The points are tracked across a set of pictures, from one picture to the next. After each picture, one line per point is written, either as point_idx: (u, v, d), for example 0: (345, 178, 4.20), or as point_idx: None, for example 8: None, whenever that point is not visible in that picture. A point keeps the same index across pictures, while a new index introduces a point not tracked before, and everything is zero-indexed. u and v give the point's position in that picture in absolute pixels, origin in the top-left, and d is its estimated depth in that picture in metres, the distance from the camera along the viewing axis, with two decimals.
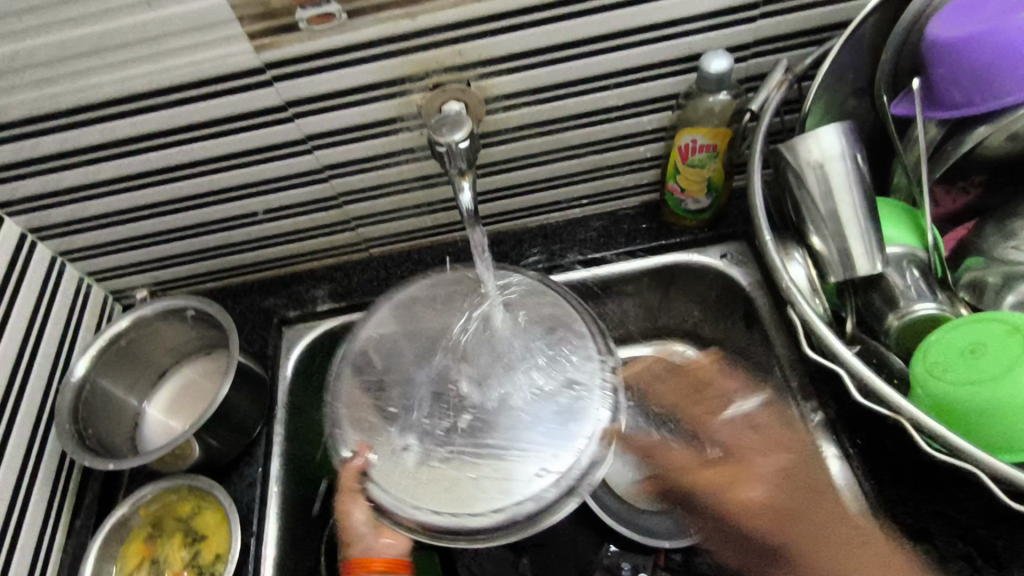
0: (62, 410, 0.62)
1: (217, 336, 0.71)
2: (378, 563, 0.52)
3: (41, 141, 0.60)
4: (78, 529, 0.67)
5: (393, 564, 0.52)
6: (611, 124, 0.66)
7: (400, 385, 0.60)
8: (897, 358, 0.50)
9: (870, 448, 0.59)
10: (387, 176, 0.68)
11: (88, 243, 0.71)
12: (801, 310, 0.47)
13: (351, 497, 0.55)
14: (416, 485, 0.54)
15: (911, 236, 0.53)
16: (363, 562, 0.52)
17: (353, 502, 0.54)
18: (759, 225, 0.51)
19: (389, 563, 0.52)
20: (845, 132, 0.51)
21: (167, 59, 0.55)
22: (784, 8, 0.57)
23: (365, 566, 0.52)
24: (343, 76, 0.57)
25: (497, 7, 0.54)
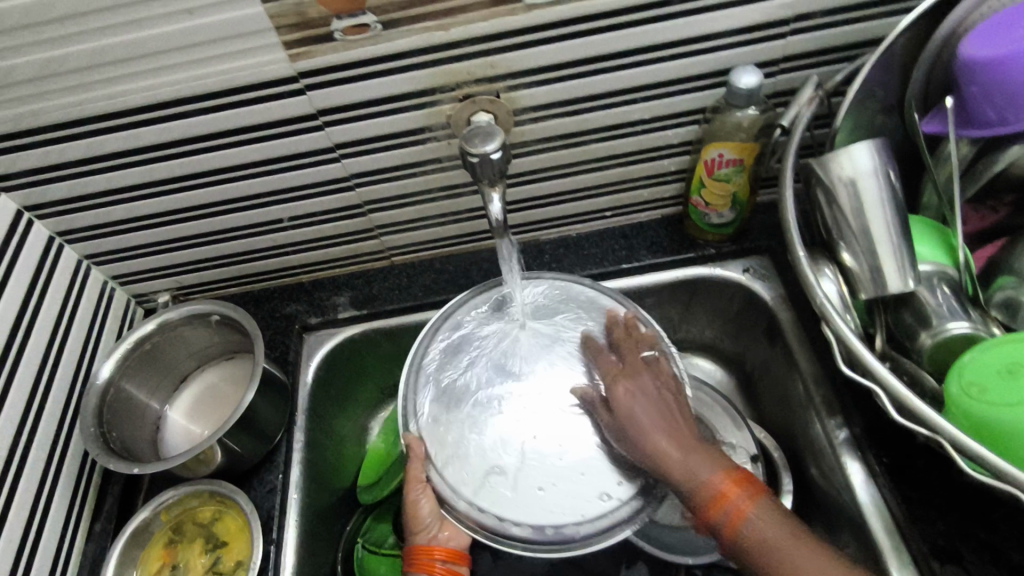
0: (87, 413, 0.62)
1: (241, 341, 0.72)
2: (441, 551, 0.58)
3: (74, 145, 0.60)
4: (98, 532, 0.67)
5: (454, 554, 0.59)
6: (636, 138, 0.66)
7: (472, 386, 0.60)
8: (930, 378, 0.50)
9: (897, 466, 0.58)
10: (413, 186, 0.69)
11: (114, 246, 0.72)
12: (837, 328, 0.47)
13: (418, 486, 0.58)
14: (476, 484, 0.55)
15: (942, 253, 0.53)
16: (427, 550, 0.58)
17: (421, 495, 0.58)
18: (791, 240, 0.51)
19: (450, 553, 0.59)
20: (877, 150, 0.51)
21: (202, 67, 0.55)
22: (815, 24, 0.57)
23: (429, 554, 0.58)
24: (374, 86, 0.58)
25: (530, 20, 0.54)
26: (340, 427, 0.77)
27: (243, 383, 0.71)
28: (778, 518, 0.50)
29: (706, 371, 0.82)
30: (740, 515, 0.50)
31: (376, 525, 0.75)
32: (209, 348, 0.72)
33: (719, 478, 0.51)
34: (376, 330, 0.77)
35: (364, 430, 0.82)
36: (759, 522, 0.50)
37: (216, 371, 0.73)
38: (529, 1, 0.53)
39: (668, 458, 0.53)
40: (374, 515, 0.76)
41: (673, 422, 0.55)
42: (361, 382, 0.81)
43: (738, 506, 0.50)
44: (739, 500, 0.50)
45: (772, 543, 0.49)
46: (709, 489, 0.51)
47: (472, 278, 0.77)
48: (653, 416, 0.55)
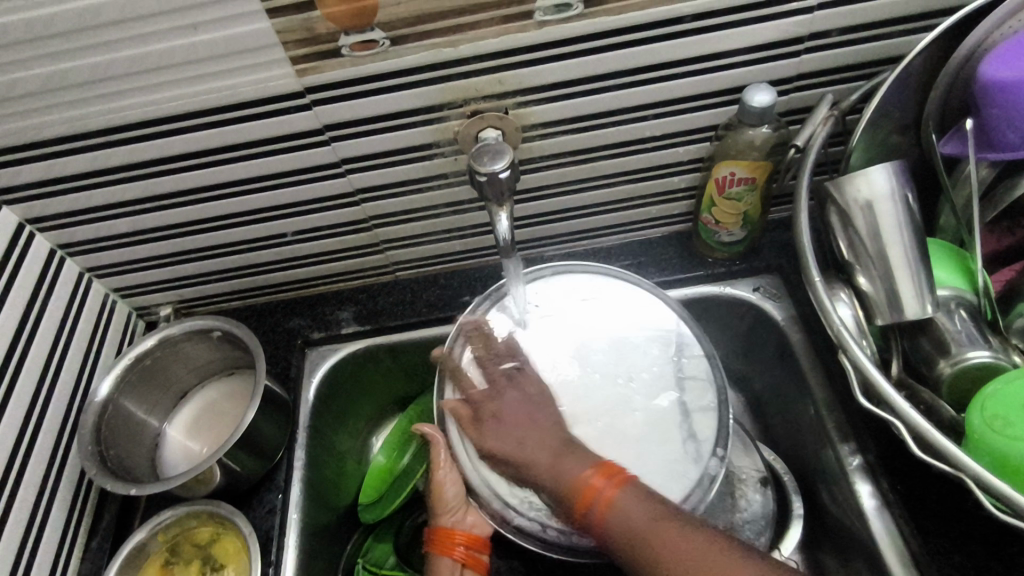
0: (84, 431, 0.61)
1: (243, 357, 0.71)
2: (461, 535, 0.62)
3: (78, 158, 0.60)
4: (93, 551, 0.66)
5: (474, 539, 0.62)
6: (646, 155, 0.65)
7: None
8: (947, 406, 0.48)
9: (911, 495, 0.57)
10: (419, 201, 0.68)
11: (116, 259, 0.71)
12: (854, 356, 0.46)
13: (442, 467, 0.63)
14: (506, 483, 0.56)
15: (959, 277, 0.52)
16: (449, 533, 0.62)
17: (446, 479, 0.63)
18: (807, 263, 0.49)
19: (470, 538, 0.63)
20: (895, 173, 0.50)
21: (207, 81, 0.54)
22: (829, 43, 0.56)
23: (451, 537, 0.62)
24: (382, 102, 0.57)
25: (541, 37, 0.53)
26: (341, 444, 0.76)
27: (244, 400, 0.70)
28: (643, 503, 0.48)
29: None
30: (603, 509, 0.48)
31: (378, 545, 0.74)
32: (210, 364, 0.71)
33: (583, 474, 0.50)
34: (380, 345, 0.76)
35: (365, 446, 0.81)
36: (621, 512, 0.48)
37: (216, 387, 0.72)
38: (540, 18, 0.52)
39: (534, 463, 0.53)
40: (374, 535, 0.75)
41: (539, 432, 0.55)
42: (362, 398, 0.79)
43: (602, 495, 0.49)
44: (603, 490, 0.49)
45: (637, 538, 0.46)
46: (574, 486, 0.50)
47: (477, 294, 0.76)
48: (517, 431, 0.55)
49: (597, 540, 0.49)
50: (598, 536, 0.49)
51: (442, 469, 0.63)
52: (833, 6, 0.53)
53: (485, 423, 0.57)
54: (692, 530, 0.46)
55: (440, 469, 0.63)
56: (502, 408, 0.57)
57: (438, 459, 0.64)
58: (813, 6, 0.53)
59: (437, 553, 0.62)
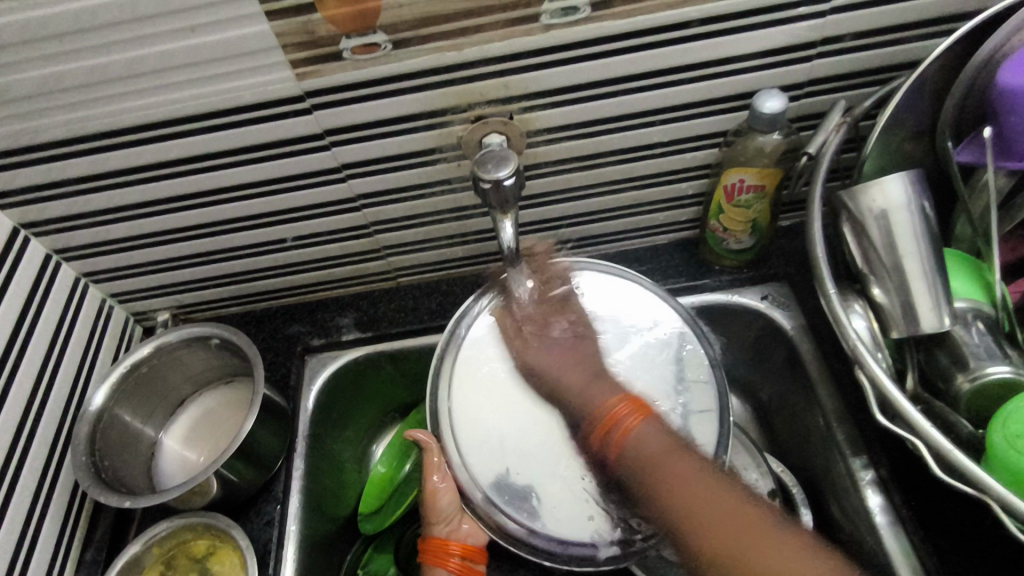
0: (79, 442, 0.59)
1: (241, 365, 0.69)
2: (456, 545, 0.60)
3: (74, 162, 0.58)
4: (88, 563, 0.64)
5: (470, 550, 0.61)
6: (653, 161, 0.64)
7: (505, 393, 0.59)
8: (965, 422, 0.47)
9: (924, 511, 0.55)
10: (421, 207, 0.67)
11: (113, 265, 0.70)
12: (870, 370, 0.44)
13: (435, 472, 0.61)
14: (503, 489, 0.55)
15: (978, 289, 0.50)
16: (443, 544, 0.60)
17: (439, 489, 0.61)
18: (820, 273, 0.48)
19: (467, 548, 0.61)
20: (911, 182, 0.48)
21: (205, 85, 0.53)
22: (842, 47, 0.55)
23: (445, 548, 0.60)
24: (384, 106, 0.56)
25: (548, 41, 0.52)
26: (341, 453, 0.75)
27: (242, 409, 0.69)
28: (662, 439, 0.50)
29: None
30: (623, 437, 0.50)
31: (378, 555, 0.73)
32: (207, 372, 0.70)
33: (609, 401, 0.53)
34: (381, 353, 0.75)
35: (365, 455, 0.80)
36: (642, 442, 0.50)
37: (213, 395, 0.71)
38: (546, 22, 0.51)
39: (564, 387, 0.56)
40: (375, 545, 0.74)
41: (578, 361, 0.58)
42: (362, 405, 0.78)
43: (625, 423, 0.51)
44: (625, 420, 0.51)
45: (653, 466, 0.49)
46: (599, 414, 0.53)
47: None
48: (562, 358, 0.58)
49: (609, 466, 0.52)
50: (612, 462, 0.51)
51: (435, 478, 0.61)
52: (847, 9, 0.52)
53: (529, 341, 0.61)
54: (708, 479, 0.49)
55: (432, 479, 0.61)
56: (547, 331, 0.61)
57: (430, 467, 0.61)
58: (826, 10, 0.52)
59: (432, 564, 0.61)
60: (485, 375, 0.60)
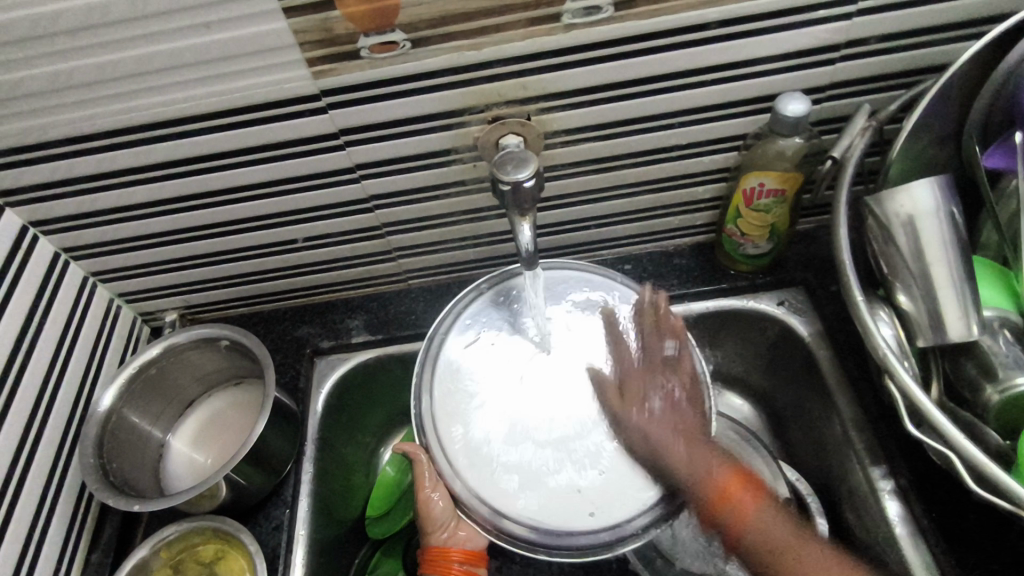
0: (87, 445, 0.59)
1: (251, 367, 0.69)
2: (457, 553, 0.58)
3: (84, 160, 0.58)
4: (94, 565, 0.64)
5: (471, 555, 0.59)
6: (670, 164, 0.63)
7: (489, 394, 0.59)
8: (994, 434, 0.46)
9: (947, 523, 0.54)
10: (435, 208, 0.66)
11: (122, 264, 0.69)
12: (900, 379, 0.43)
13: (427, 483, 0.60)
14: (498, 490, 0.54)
15: (1005, 298, 0.49)
16: (443, 552, 0.58)
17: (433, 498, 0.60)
18: (847, 279, 0.47)
19: (467, 554, 0.59)
20: (940, 188, 0.48)
21: (220, 83, 0.52)
22: (867, 51, 0.54)
23: (445, 555, 0.58)
24: (400, 106, 0.55)
25: (569, 41, 0.51)
26: (349, 455, 0.74)
27: (251, 412, 0.68)
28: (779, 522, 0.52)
29: (733, 406, 0.77)
30: (745, 514, 0.52)
31: (386, 560, 0.72)
32: (216, 373, 0.69)
33: (719, 475, 0.54)
34: (392, 355, 0.74)
35: (373, 457, 0.78)
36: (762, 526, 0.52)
37: (222, 397, 0.70)
38: (568, 21, 0.50)
39: (676, 455, 0.54)
40: (383, 549, 0.72)
41: (687, 431, 0.56)
42: (370, 407, 0.77)
43: (739, 505, 0.53)
44: (743, 501, 0.53)
45: (774, 545, 0.51)
46: (714, 491, 0.53)
47: None
48: (670, 427, 0.56)
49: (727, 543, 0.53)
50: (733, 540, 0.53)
51: (427, 487, 0.60)
52: (873, 12, 0.51)
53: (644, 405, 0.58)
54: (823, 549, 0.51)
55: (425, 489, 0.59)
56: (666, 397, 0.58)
57: (423, 479, 0.60)
58: (852, 12, 0.51)
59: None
60: (467, 381, 0.59)
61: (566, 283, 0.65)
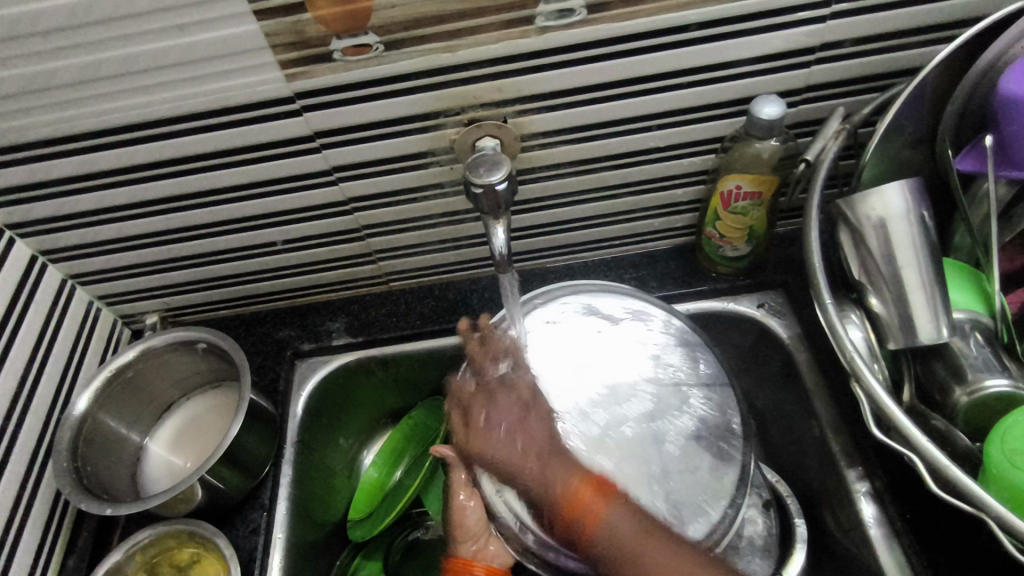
0: (60, 448, 0.58)
1: (229, 370, 0.68)
2: (480, 566, 0.56)
3: (59, 162, 0.57)
4: (70, 570, 0.63)
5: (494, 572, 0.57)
6: (649, 167, 0.63)
7: None
8: (962, 435, 0.46)
9: (921, 524, 0.54)
10: (413, 211, 0.66)
11: (100, 266, 0.69)
12: (865, 382, 0.43)
13: (460, 485, 0.58)
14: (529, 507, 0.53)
15: (977, 300, 0.50)
16: (466, 565, 0.57)
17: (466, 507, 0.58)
18: (817, 282, 0.47)
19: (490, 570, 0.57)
20: (910, 191, 0.48)
21: (193, 85, 0.52)
22: (841, 54, 0.54)
23: (468, 567, 0.57)
24: (375, 108, 0.55)
25: (543, 44, 0.51)
26: (329, 458, 0.73)
27: (229, 414, 0.68)
28: (632, 523, 0.46)
29: None
30: (596, 519, 0.47)
31: (367, 563, 0.71)
32: (194, 376, 0.69)
33: (572, 483, 0.48)
34: (372, 358, 0.73)
35: (355, 461, 0.78)
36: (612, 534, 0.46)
37: (201, 400, 0.70)
38: (541, 24, 0.50)
39: (519, 468, 0.50)
40: (363, 553, 0.72)
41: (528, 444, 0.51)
42: (352, 410, 0.77)
43: (591, 510, 0.47)
44: (593, 503, 0.47)
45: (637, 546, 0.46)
46: (562, 496, 0.48)
47: (472, 307, 0.74)
48: (508, 440, 0.51)
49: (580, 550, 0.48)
50: (585, 547, 0.47)
51: (461, 494, 0.58)
52: (846, 15, 0.51)
53: (477, 427, 0.52)
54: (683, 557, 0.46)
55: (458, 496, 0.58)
56: (495, 406, 0.53)
57: (457, 483, 0.58)
58: (825, 15, 0.51)
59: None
60: None
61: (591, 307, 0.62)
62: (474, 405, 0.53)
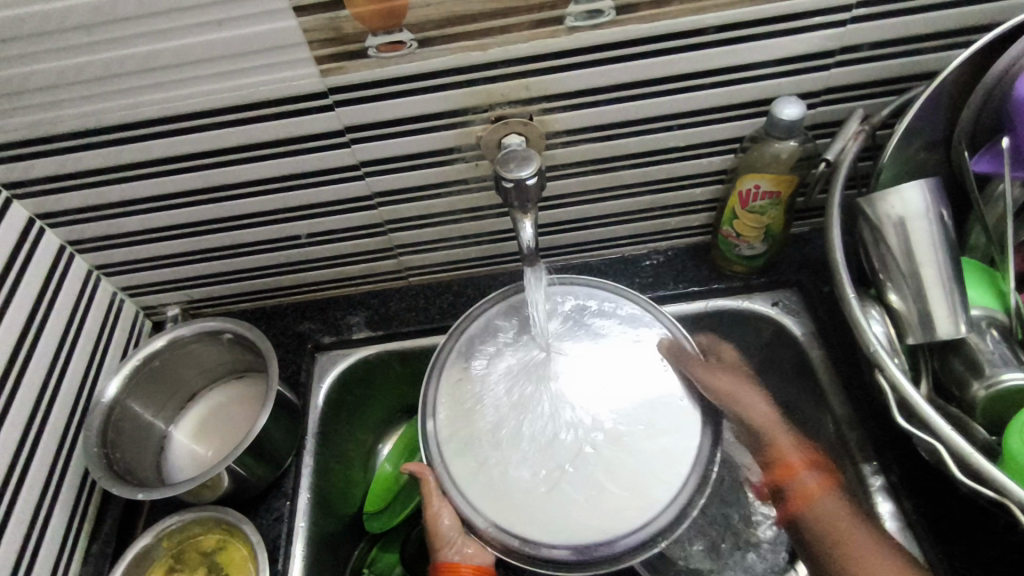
0: (91, 434, 0.59)
1: (254, 361, 0.69)
2: (467, 567, 0.54)
3: (92, 153, 0.59)
4: (95, 555, 0.64)
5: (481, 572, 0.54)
6: (669, 166, 0.64)
7: (489, 407, 0.59)
8: (980, 428, 0.47)
9: (936, 517, 0.55)
10: (436, 207, 0.67)
11: (126, 258, 0.70)
12: (890, 373, 0.44)
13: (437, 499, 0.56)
14: (510, 512, 0.54)
15: (991, 297, 0.51)
16: (452, 567, 0.54)
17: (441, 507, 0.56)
18: (840, 277, 0.48)
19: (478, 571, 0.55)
20: (930, 189, 0.49)
21: (229, 79, 0.54)
22: (861, 57, 0.55)
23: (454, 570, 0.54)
24: (406, 104, 0.56)
25: (571, 43, 0.52)
26: (348, 451, 0.74)
27: (253, 405, 0.69)
28: (840, 499, 0.55)
29: None
30: (812, 490, 0.56)
31: (384, 554, 0.73)
32: (219, 366, 0.70)
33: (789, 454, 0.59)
34: (392, 352, 0.75)
35: (372, 454, 0.79)
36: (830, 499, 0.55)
37: (224, 389, 0.71)
38: (570, 24, 0.51)
39: (762, 423, 0.60)
40: (381, 544, 0.73)
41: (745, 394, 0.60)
42: (371, 403, 0.78)
43: (805, 482, 0.56)
44: (807, 479, 0.57)
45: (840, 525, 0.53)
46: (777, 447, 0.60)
47: None
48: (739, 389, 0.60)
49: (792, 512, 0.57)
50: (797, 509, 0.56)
51: (436, 501, 0.56)
52: (867, 19, 0.53)
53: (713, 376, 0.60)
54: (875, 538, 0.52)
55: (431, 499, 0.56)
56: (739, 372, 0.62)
57: (430, 493, 0.57)
58: (846, 19, 0.52)
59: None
60: (465, 394, 0.60)
61: (568, 299, 0.65)
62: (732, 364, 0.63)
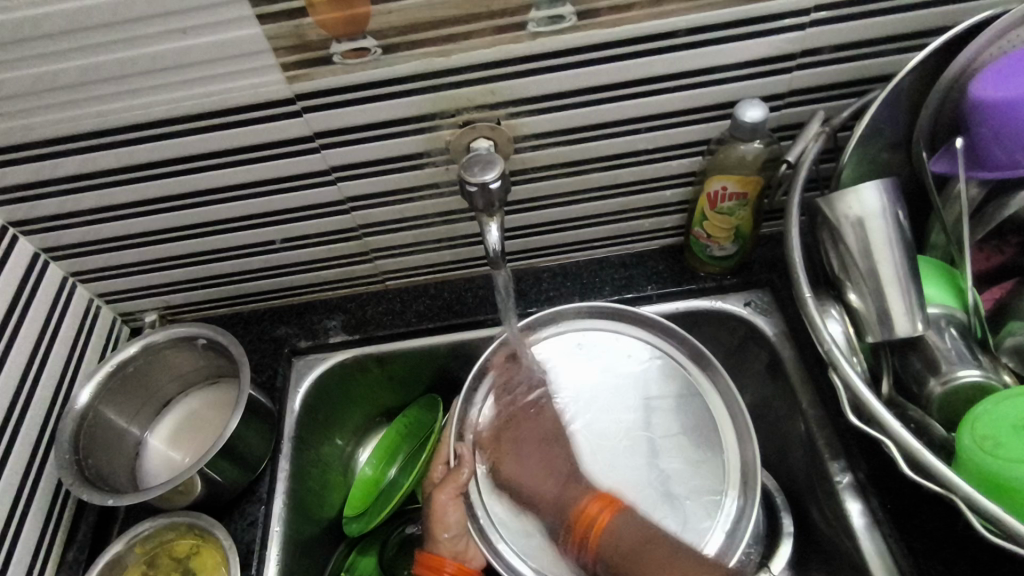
0: (62, 441, 0.60)
1: (228, 365, 0.70)
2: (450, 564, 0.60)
3: (62, 161, 0.59)
4: (70, 562, 0.64)
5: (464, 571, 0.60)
6: (639, 168, 0.65)
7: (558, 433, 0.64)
8: (938, 424, 0.48)
9: (900, 513, 0.56)
10: (408, 211, 0.67)
11: (100, 264, 0.70)
12: (845, 374, 0.45)
13: (448, 498, 0.61)
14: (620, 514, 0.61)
15: (949, 296, 0.52)
16: (437, 561, 0.60)
17: (449, 502, 0.61)
18: (796, 276, 0.49)
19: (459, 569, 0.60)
20: (886, 189, 0.50)
21: (197, 87, 0.54)
22: (822, 59, 0.56)
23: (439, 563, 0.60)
24: (373, 110, 0.57)
25: (535, 48, 0.53)
26: (324, 455, 0.75)
27: (229, 409, 0.69)
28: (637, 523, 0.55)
29: None
30: (600, 534, 0.55)
31: (362, 559, 0.72)
32: (194, 372, 0.70)
33: (580, 503, 0.58)
34: (367, 356, 0.75)
35: (350, 459, 0.79)
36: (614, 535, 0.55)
37: (201, 395, 0.71)
38: (533, 29, 0.52)
39: (543, 495, 0.60)
40: (359, 548, 0.73)
41: (550, 456, 0.62)
42: (350, 405, 0.78)
43: (598, 522, 0.56)
44: (600, 515, 0.56)
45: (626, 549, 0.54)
46: (575, 505, 0.58)
47: (466, 305, 0.75)
48: (544, 432, 0.64)
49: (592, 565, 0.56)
50: (594, 559, 0.55)
51: (447, 494, 0.61)
52: (826, 22, 0.53)
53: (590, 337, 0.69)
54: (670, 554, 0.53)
55: (444, 492, 0.61)
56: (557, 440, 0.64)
57: (451, 481, 0.61)
58: (805, 22, 0.53)
59: None
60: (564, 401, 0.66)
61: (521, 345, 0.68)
62: (506, 430, 0.65)
